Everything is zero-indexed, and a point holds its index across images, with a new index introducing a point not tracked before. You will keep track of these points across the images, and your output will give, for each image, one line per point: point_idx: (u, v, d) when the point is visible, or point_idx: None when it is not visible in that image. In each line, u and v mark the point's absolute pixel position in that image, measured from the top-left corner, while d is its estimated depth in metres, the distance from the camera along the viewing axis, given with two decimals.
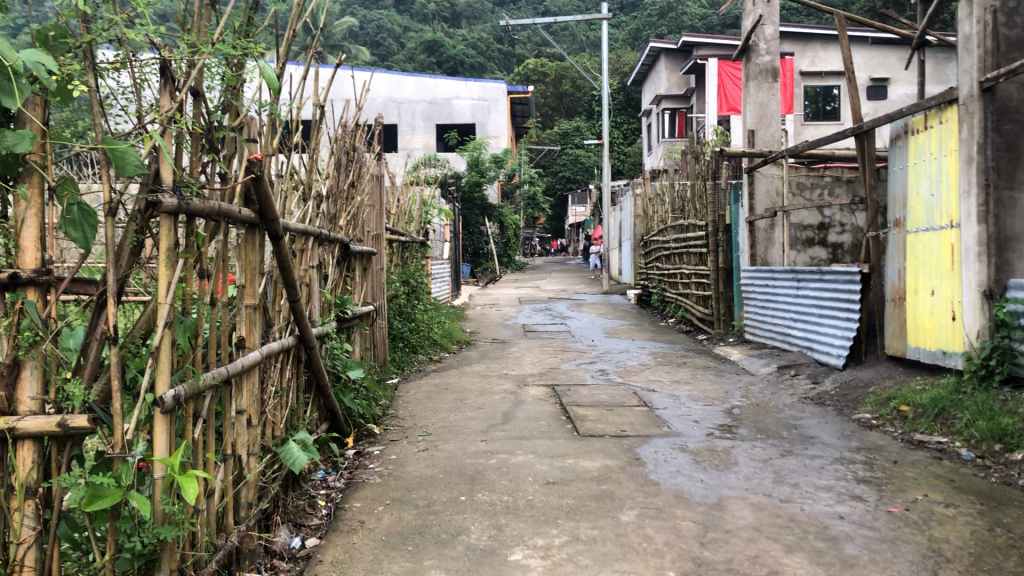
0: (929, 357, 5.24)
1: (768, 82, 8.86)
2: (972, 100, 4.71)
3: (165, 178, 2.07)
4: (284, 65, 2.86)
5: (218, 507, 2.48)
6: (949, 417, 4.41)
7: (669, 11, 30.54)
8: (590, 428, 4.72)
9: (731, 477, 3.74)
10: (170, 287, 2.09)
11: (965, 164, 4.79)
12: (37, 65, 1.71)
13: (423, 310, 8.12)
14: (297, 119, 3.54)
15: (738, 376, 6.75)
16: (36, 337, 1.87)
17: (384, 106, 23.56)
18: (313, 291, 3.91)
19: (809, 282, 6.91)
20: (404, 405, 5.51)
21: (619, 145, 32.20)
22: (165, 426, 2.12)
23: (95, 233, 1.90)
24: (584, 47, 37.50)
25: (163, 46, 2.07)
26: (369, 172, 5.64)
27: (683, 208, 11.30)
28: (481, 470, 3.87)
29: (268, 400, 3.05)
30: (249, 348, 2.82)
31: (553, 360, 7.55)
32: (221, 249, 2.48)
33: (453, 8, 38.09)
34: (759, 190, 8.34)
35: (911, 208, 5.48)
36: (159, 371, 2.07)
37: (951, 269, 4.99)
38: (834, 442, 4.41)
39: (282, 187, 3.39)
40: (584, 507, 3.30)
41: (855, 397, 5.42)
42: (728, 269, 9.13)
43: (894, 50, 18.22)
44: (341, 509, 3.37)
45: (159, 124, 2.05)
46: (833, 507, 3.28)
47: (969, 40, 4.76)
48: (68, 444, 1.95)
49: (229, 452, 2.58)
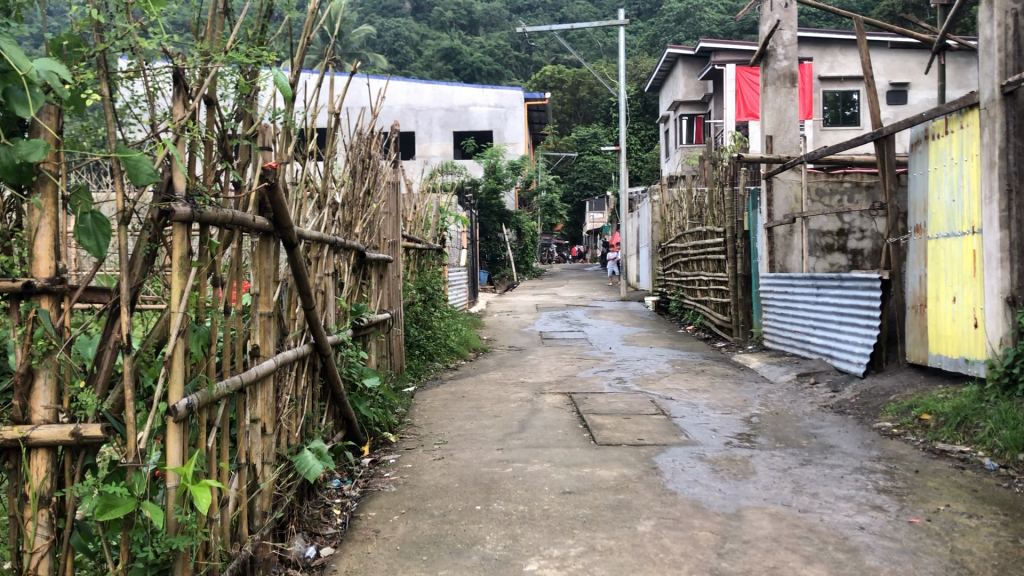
0: (951, 365, 5.17)
1: (787, 87, 8.83)
2: (994, 105, 4.65)
3: (178, 187, 2.07)
4: (299, 72, 2.86)
5: (232, 515, 2.47)
6: (972, 426, 4.35)
7: (687, 18, 30.53)
8: (607, 436, 4.68)
9: (750, 486, 3.69)
10: (182, 295, 2.08)
11: (987, 168, 4.73)
12: (50, 74, 1.71)
13: (439, 318, 8.10)
14: (313, 126, 3.54)
15: (757, 383, 6.70)
16: (50, 346, 1.87)
17: (401, 114, 23.72)
18: (329, 298, 3.90)
19: (828, 290, 6.85)
20: (420, 413, 5.50)
21: (636, 152, 32.19)
22: (178, 435, 2.11)
23: (108, 241, 1.89)
24: (602, 54, 37.57)
25: (176, 55, 2.08)
26: (385, 179, 5.64)
27: (701, 215, 11.25)
28: (497, 478, 3.85)
29: (282, 408, 3.05)
30: (264, 355, 2.81)
31: (570, 368, 7.52)
32: (235, 257, 2.48)
33: (470, 15, 38.10)
34: (778, 196, 8.28)
35: (932, 214, 5.41)
36: (172, 379, 2.07)
37: (973, 276, 4.93)
38: (854, 451, 4.36)
39: (297, 195, 3.39)
40: (601, 517, 3.27)
41: (876, 405, 5.37)
42: (746, 276, 9.06)
43: (914, 54, 18.11)
44: (356, 518, 3.36)
45: (172, 132, 2.05)
46: (853, 518, 3.23)
47: (990, 44, 4.72)
48: (81, 453, 1.94)
49: (244, 461, 2.57)
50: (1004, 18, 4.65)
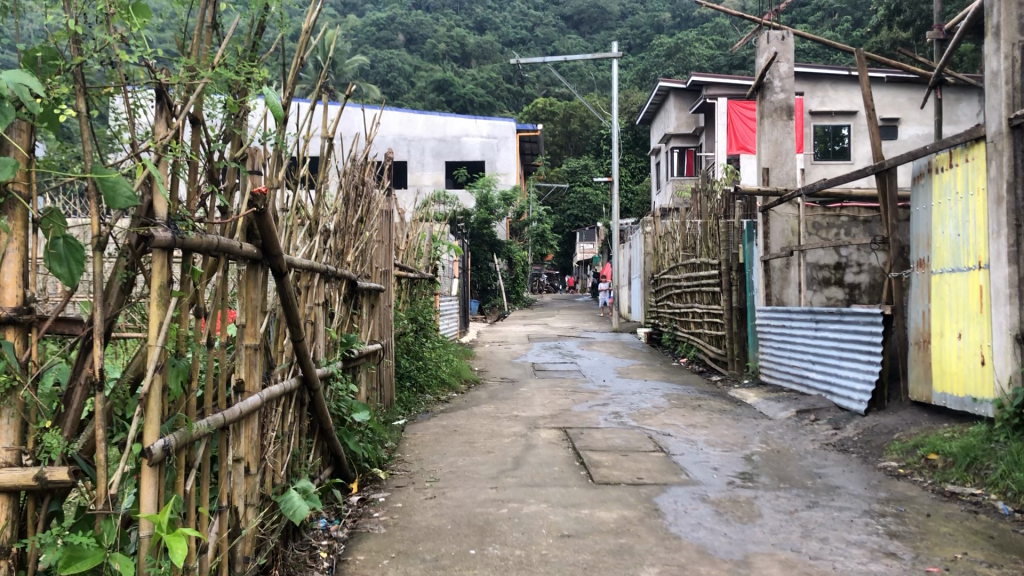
0: (956, 404, 5.05)
1: (783, 120, 8.76)
2: (1000, 138, 4.58)
3: (158, 211, 1.92)
4: (290, 98, 2.67)
5: (212, 564, 2.31)
6: (982, 467, 4.21)
7: (678, 52, 30.92)
8: (604, 475, 4.52)
9: (756, 531, 3.54)
10: (161, 328, 1.93)
11: (994, 203, 4.63)
12: (19, 87, 1.56)
13: (430, 349, 7.94)
14: (304, 152, 3.38)
15: (755, 419, 6.55)
16: (13, 382, 1.71)
17: (394, 142, 23.53)
18: (319, 329, 3.74)
19: (827, 324, 6.73)
20: (410, 447, 5.33)
21: (627, 184, 32.24)
22: (153, 479, 1.94)
23: (81, 269, 1.74)
24: (594, 87, 38.06)
25: (160, 72, 1.94)
26: (378, 207, 5.49)
27: (694, 247, 11.09)
28: (491, 520, 3.68)
29: (268, 446, 2.88)
30: (249, 391, 2.65)
31: (564, 402, 7.33)
32: (220, 287, 2.32)
33: (463, 48, 38.33)
34: (774, 230, 8.21)
35: (936, 249, 5.31)
36: (147, 420, 1.90)
37: (979, 311, 4.82)
38: (861, 493, 4.21)
39: (287, 221, 3.23)
40: (602, 564, 3.11)
41: (880, 444, 5.22)
42: (741, 309, 8.93)
43: (905, 90, 18.17)
44: (343, 562, 3.18)
45: (154, 152, 1.91)
46: (867, 566, 3.07)
47: (997, 77, 4.68)
48: (46, 499, 1.79)
49: (225, 504, 2.42)
50: (1011, 51, 4.61)
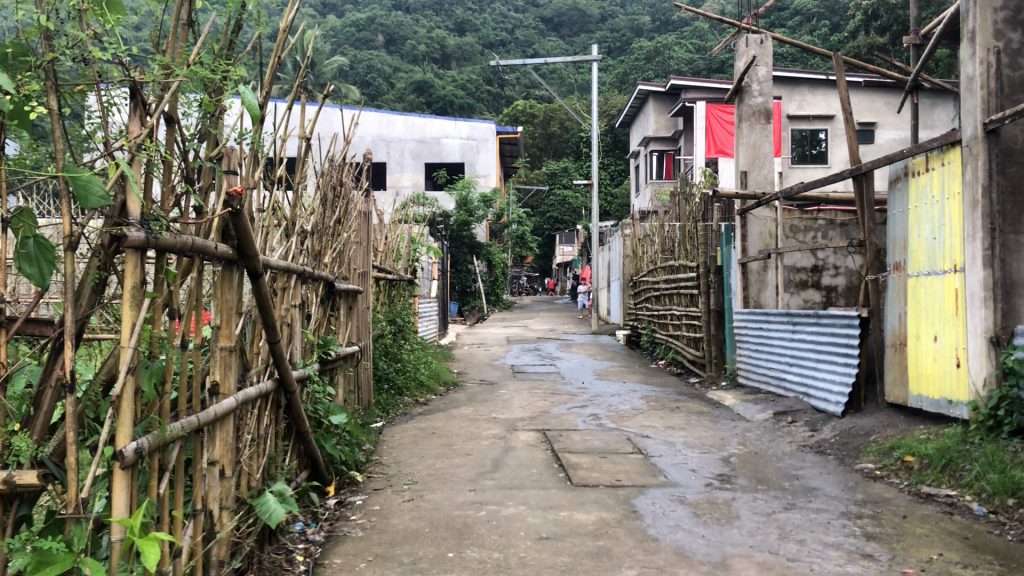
0: (932, 405, 5.09)
1: (761, 123, 8.79)
2: (976, 142, 4.62)
3: (131, 211, 1.88)
4: (267, 97, 2.65)
5: (186, 567, 2.28)
6: (957, 468, 4.24)
7: (657, 56, 31.00)
8: (583, 477, 4.51)
9: (734, 532, 3.55)
10: (134, 329, 1.89)
11: (969, 207, 4.67)
12: None
13: (408, 351, 7.90)
14: (281, 152, 3.34)
15: (733, 422, 6.58)
16: None
17: (373, 143, 23.53)
18: (295, 330, 3.70)
19: (805, 326, 6.77)
20: (387, 450, 5.30)
21: (607, 188, 32.32)
22: (126, 481, 1.90)
23: (52, 268, 1.71)
24: (573, 90, 38.13)
25: (134, 69, 1.90)
26: (356, 208, 5.46)
27: (673, 249, 11.13)
28: (470, 523, 3.66)
29: (243, 448, 2.85)
30: (223, 394, 2.62)
31: (542, 403, 7.33)
32: (194, 288, 2.29)
33: (443, 49, 38.31)
34: (752, 233, 8.25)
35: (911, 252, 5.36)
36: (119, 423, 1.87)
37: (954, 314, 4.86)
38: (838, 494, 4.24)
39: (263, 221, 3.20)
40: (580, 566, 3.10)
41: (856, 445, 5.25)
42: (719, 311, 8.97)
43: (882, 95, 18.34)
44: (320, 566, 3.15)
45: (127, 150, 1.88)
46: (843, 567, 3.09)
47: (972, 82, 4.72)
48: (14, 503, 1.76)
49: (199, 507, 2.38)
50: (986, 55, 4.66)
